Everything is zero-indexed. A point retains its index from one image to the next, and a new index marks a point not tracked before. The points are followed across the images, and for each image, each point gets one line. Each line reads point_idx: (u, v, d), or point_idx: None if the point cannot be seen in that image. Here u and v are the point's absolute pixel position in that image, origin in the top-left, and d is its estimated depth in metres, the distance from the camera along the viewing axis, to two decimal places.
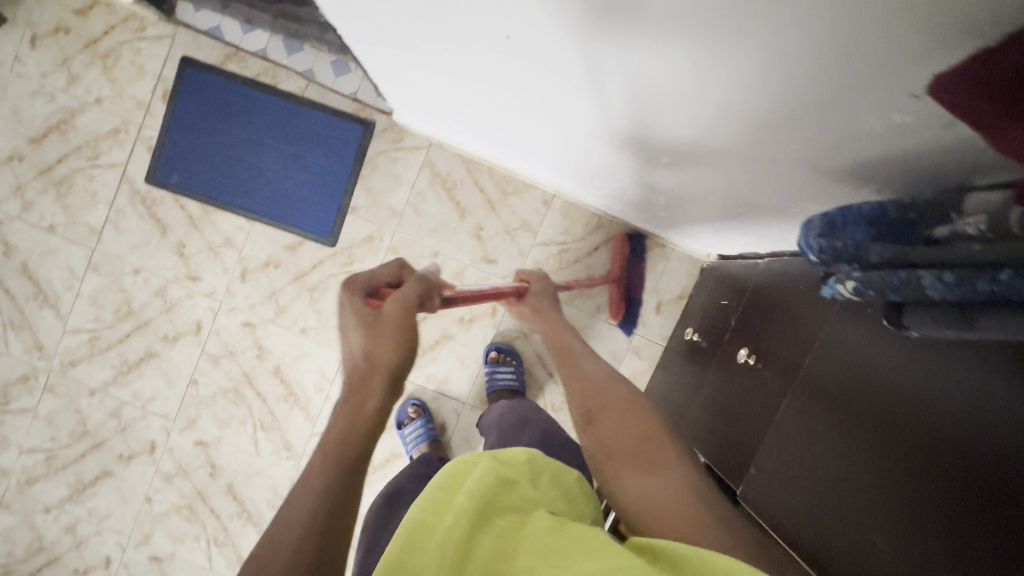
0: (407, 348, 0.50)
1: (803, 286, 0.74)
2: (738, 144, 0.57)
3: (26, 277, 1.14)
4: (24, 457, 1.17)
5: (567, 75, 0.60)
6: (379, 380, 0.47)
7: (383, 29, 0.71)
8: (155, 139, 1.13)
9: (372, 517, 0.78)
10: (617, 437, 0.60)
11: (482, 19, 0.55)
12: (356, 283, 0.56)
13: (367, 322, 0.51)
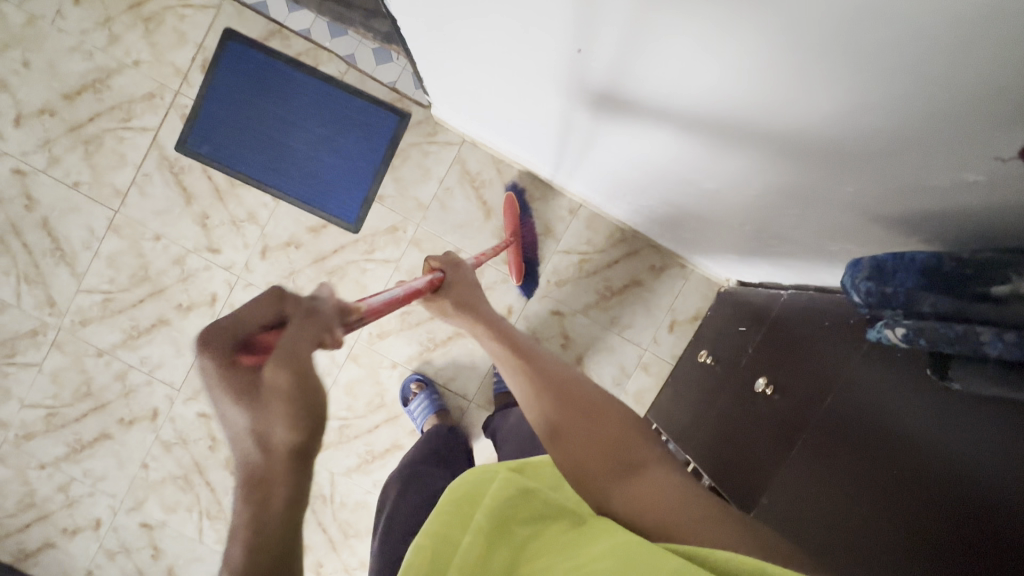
0: (308, 416, 0.33)
1: (826, 321, 0.75)
2: (786, 180, 0.58)
3: (45, 231, 1.14)
4: (25, 411, 1.17)
5: (627, 96, 0.62)
6: (285, 467, 0.32)
7: (448, 28, 0.73)
8: (189, 108, 1.12)
9: (388, 499, 0.77)
10: (590, 448, 0.54)
11: (557, 29, 0.57)
12: (215, 339, 0.36)
13: (245, 397, 0.33)
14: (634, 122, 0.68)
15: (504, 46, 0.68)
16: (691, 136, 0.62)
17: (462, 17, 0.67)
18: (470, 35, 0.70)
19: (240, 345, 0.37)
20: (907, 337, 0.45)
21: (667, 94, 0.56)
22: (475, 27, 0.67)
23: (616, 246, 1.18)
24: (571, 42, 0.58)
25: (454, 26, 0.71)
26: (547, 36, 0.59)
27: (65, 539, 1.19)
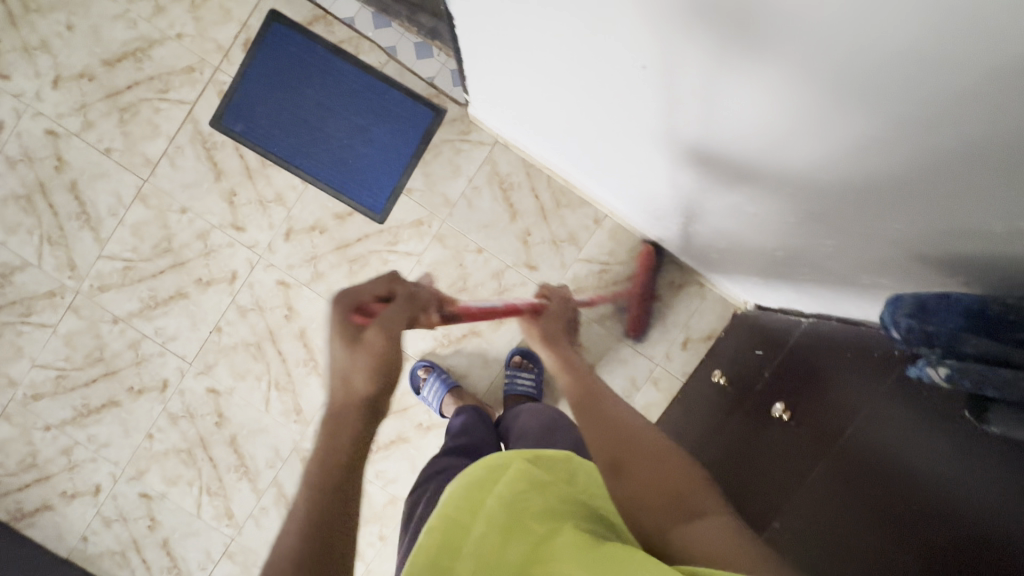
0: (381, 375, 0.52)
1: (848, 352, 0.76)
2: (831, 210, 0.60)
3: (73, 194, 1.14)
4: (35, 371, 1.17)
5: (681, 115, 0.63)
6: (358, 407, 0.50)
7: (507, 32, 0.74)
8: (228, 85, 1.13)
9: (411, 509, 0.83)
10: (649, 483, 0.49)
11: (622, 43, 0.58)
12: (346, 300, 0.57)
13: (351, 340, 0.54)
14: (683, 143, 0.69)
15: (563, 53, 0.69)
16: (743, 159, 0.63)
17: (526, 22, 0.68)
18: (531, 40, 0.71)
19: (357, 309, 0.56)
20: (948, 376, 0.46)
21: (724, 117, 0.57)
22: (539, 33, 0.68)
23: (637, 260, 1.19)
24: (635, 58, 0.59)
25: (516, 30, 0.72)
26: (611, 50, 0.61)
27: (63, 503, 1.19)
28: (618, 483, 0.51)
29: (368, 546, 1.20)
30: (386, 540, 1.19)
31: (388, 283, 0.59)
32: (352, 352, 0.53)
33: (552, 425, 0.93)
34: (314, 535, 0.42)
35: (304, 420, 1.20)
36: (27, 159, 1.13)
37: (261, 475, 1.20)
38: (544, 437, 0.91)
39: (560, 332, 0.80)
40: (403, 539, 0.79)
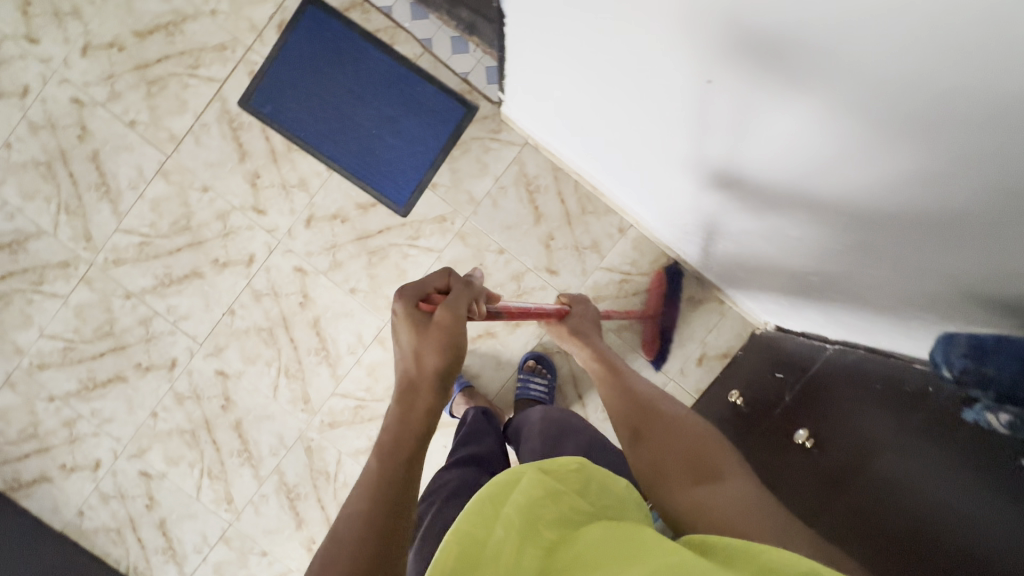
0: (450, 351, 0.54)
1: (877, 385, 0.75)
2: (886, 241, 0.58)
3: (94, 165, 1.13)
4: (43, 341, 1.16)
5: (743, 133, 0.61)
6: (429, 384, 0.53)
7: (561, 34, 0.71)
8: (259, 65, 1.12)
9: (419, 517, 0.84)
10: (666, 454, 0.61)
11: (693, 56, 0.56)
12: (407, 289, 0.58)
13: (418, 324, 0.55)
14: (737, 159, 0.67)
15: (621, 60, 0.66)
16: (801, 183, 0.61)
17: (585, 24, 0.65)
18: (587, 44, 0.68)
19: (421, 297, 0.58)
20: (1010, 424, 0.47)
21: (792, 138, 0.55)
22: (598, 37, 0.65)
23: (659, 272, 1.18)
24: (702, 72, 0.57)
25: (571, 31, 0.69)
26: (677, 62, 0.58)
27: (61, 475, 1.18)
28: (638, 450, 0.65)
29: None
30: None
31: (446, 277, 0.61)
32: (419, 336, 0.54)
33: (561, 434, 0.92)
34: (385, 502, 0.46)
35: (311, 409, 1.19)
36: (50, 126, 1.12)
37: (263, 462, 1.18)
38: (553, 447, 0.89)
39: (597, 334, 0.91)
40: (412, 548, 0.80)
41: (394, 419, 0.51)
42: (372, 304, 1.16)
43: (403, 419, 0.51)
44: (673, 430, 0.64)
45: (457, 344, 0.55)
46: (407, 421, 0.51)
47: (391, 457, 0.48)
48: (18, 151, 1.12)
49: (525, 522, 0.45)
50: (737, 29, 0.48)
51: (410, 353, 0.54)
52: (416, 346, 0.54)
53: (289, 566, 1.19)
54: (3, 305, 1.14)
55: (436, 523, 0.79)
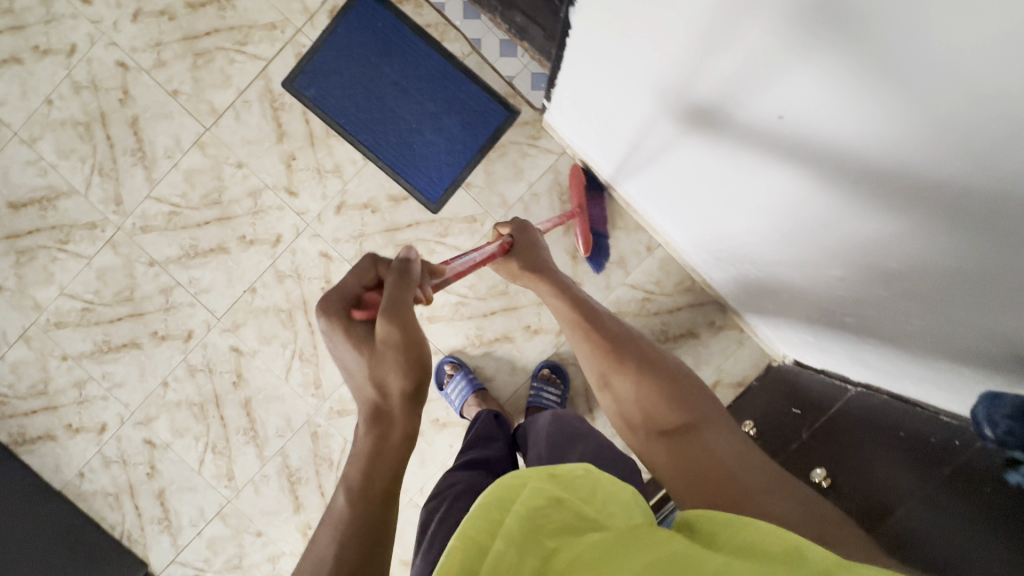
0: (407, 369, 0.59)
1: (900, 432, 0.75)
2: (935, 294, 0.57)
3: (132, 130, 1.13)
4: (63, 300, 1.16)
5: (805, 172, 0.60)
6: (398, 403, 0.59)
7: (631, 47, 0.69)
8: (307, 48, 1.12)
9: (427, 519, 0.84)
10: (647, 408, 0.69)
11: (771, 88, 0.54)
12: (338, 303, 0.64)
13: (362, 344, 0.61)
14: (789, 196, 0.66)
15: (690, 82, 0.65)
16: (854, 227, 0.61)
17: (660, 41, 0.63)
18: (657, 60, 0.67)
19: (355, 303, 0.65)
20: None
21: (859, 185, 0.54)
22: (671, 56, 0.64)
23: (682, 294, 1.18)
24: (776, 107, 0.56)
25: (642, 45, 0.67)
26: (752, 93, 0.57)
27: (66, 435, 1.18)
28: (609, 393, 0.73)
29: None
30: None
31: (373, 270, 0.68)
32: (373, 359, 0.60)
33: (571, 439, 0.91)
34: (359, 531, 0.51)
35: (321, 395, 1.19)
36: (93, 87, 1.12)
37: (269, 443, 1.18)
38: (563, 454, 0.89)
39: (541, 252, 0.90)
40: (419, 550, 0.80)
41: (368, 448, 0.56)
42: None
43: (377, 446, 0.56)
44: (643, 379, 0.71)
45: (411, 352, 0.60)
46: (381, 450, 0.56)
47: (365, 494, 0.53)
48: (58, 108, 1.12)
49: (527, 527, 0.42)
50: (830, 71, 0.46)
51: (368, 372, 0.60)
52: (373, 371, 0.60)
53: (283, 549, 1.19)
54: (27, 260, 1.15)
55: (445, 525, 0.79)
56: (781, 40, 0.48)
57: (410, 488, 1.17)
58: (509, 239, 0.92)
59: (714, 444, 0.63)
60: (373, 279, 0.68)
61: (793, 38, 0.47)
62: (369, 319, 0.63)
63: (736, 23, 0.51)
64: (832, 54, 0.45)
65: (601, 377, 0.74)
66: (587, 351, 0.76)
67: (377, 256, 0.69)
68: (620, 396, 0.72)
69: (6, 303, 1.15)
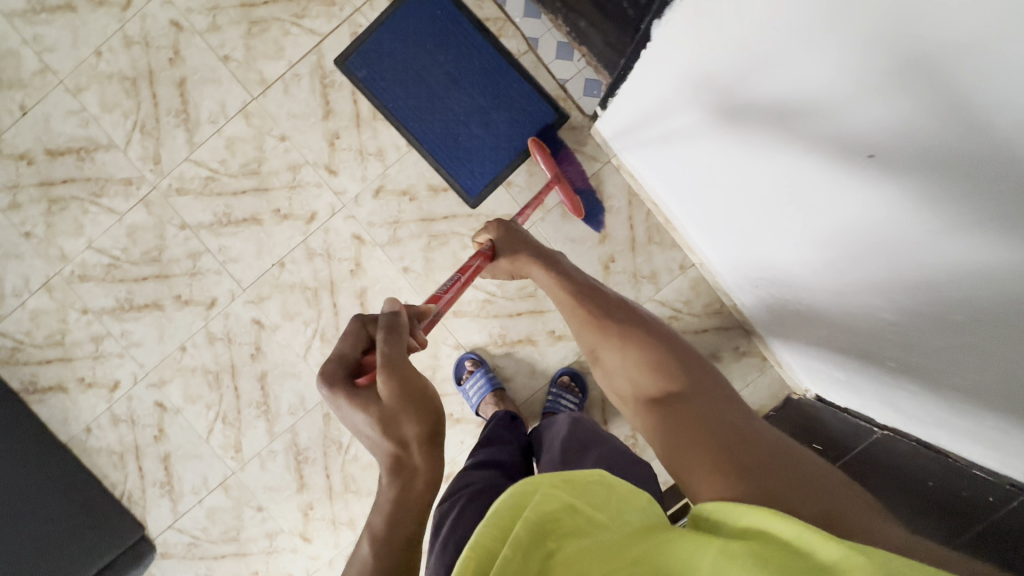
0: (422, 414, 0.61)
1: (930, 481, 0.75)
2: (996, 361, 0.54)
3: (178, 91, 1.12)
4: (90, 253, 1.15)
5: (884, 214, 0.57)
6: (416, 450, 0.60)
7: (718, 60, 0.67)
8: (363, 28, 1.11)
9: (441, 517, 0.83)
10: (635, 375, 0.73)
11: (866, 126, 0.52)
12: (334, 371, 0.63)
13: (369, 402, 0.61)
14: (856, 231, 0.64)
15: (776, 104, 0.62)
16: (918, 273, 0.58)
17: (755, 59, 0.60)
18: (742, 78, 0.64)
19: (352, 368, 0.65)
20: None
21: (943, 238, 0.51)
22: (762, 76, 0.61)
23: (709, 316, 1.17)
24: (866, 143, 0.53)
25: (731, 58, 0.64)
26: (843, 127, 0.55)
27: (78, 388, 1.17)
28: (599, 365, 0.78)
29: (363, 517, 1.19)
30: None
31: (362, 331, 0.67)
32: (381, 421, 0.60)
33: (585, 443, 0.90)
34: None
35: None
36: (144, 44, 1.11)
37: (280, 419, 1.17)
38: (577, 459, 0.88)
39: (528, 244, 0.91)
40: (431, 550, 0.79)
41: (391, 498, 0.58)
42: (422, 287, 1.15)
43: (402, 498, 0.58)
44: (628, 347, 0.74)
45: (415, 400, 0.61)
46: (405, 499, 0.58)
47: (390, 543, 0.54)
48: (107, 61, 1.11)
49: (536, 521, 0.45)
50: (944, 120, 0.43)
51: (378, 431, 0.60)
52: (384, 432, 0.60)
53: (282, 526, 1.19)
54: (58, 209, 1.14)
55: (458, 526, 0.79)
56: (896, 79, 0.46)
57: None
58: (488, 245, 0.93)
59: (702, 410, 0.65)
60: (366, 340, 0.67)
61: (912, 80, 0.44)
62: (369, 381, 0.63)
63: (850, 53, 0.48)
64: (946, 101, 0.42)
65: (591, 350, 0.79)
66: (578, 326, 0.81)
67: (366, 316, 0.69)
68: (611, 367, 0.76)
69: (33, 250, 1.14)
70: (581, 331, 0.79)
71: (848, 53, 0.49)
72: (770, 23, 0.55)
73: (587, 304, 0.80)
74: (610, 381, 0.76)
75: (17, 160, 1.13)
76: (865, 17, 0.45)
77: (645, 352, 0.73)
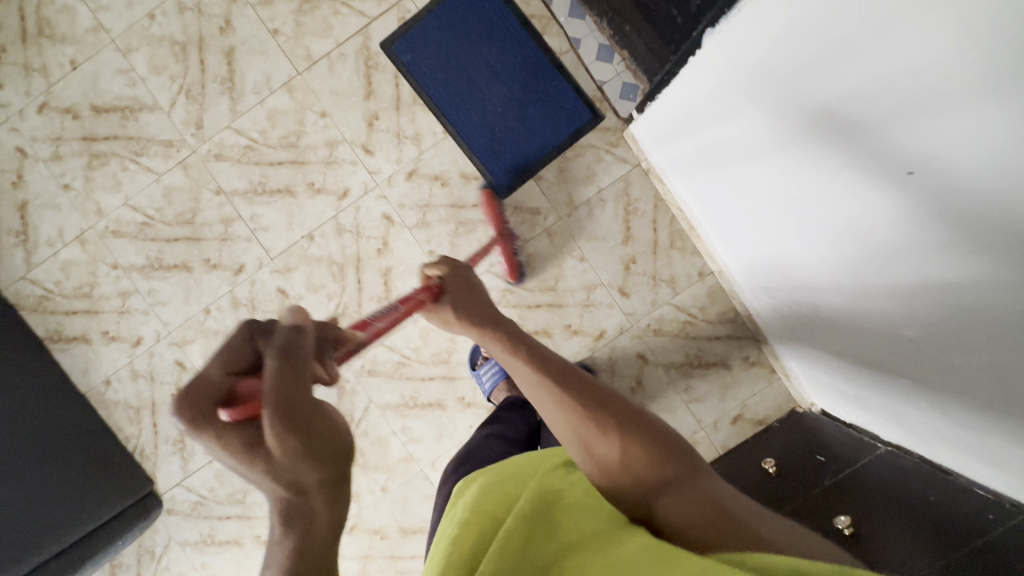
0: (327, 457, 0.45)
1: (931, 496, 0.77)
2: (1010, 380, 0.57)
3: (226, 59, 1.14)
4: (125, 210, 1.17)
5: (916, 231, 0.59)
6: (318, 500, 0.45)
7: (772, 69, 0.68)
8: (411, 15, 1.14)
9: (451, 471, 0.90)
10: (639, 460, 0.64)
11: (911, 144, 0.53)
12: (205, 401, 0.46)
13: (253, 447, 0.44)
14: (886, 247, 0.66)
15: (822, 117, 0.64)
16: (942, 291, 0.61)
17: (809, 71, 0.62)
18: (793, 88, 0.66)
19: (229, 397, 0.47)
20: None
21: (973, 259, 0.54)
22: (814, 89, 0.63)
23: (722, 324, 1.20)
24: (907, 162, 0.55)
25: (785, 68, 0.66)
26: (888, 145, 0.56)
27: (101, 341, 1.20)
28: (592, 451, 0.66)
29: (368, 491, 1.21)
30: (387, 492, 1.21)
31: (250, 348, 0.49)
32: (269, 468, 0.44)
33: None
34: None
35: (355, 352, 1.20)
36: (197, 11, 1.14)
37: None
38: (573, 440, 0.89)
39: (480, 298, 0.82)
40: (437, 501, 0.88)
41: (285, 559, 0.42)
42: None
43: (302, 552, 0.43)
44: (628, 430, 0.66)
45: (312, 444, 0.44)
46: (305, 557, 0.43)
47: None
48: (159, 25, 1.14)
49: (535, 513, 0.57)
50: (987, 146, 0.45)
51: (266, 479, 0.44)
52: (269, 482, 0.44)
53: None
54: (98, 164, 1.16)
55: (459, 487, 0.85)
56: (945, 103, 0.48)
57: (423, 459, 1.20)
58: (436, 282, 0.84)
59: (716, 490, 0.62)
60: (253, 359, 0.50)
61: (961, 106, 0.46)
62: (248, 419, 0.45)
63: (905, 74, 0.50)
64: (992, 129, 0.44)
65: (582, 435, 0.67)
66: (565, 404, 0.69)
67: (256, 324, 0.51)
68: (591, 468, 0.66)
69: (70, 203, 1.17)
70: (570, 411, 0.68)
71: (903, 74, 0.50)
72: (828, 37, 0.57)
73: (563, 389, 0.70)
74: (605, 468, 0.65)
75: (63, 113, 1.16)
76: (926, 39, 0.46)
77: (644, 437, 0.66)
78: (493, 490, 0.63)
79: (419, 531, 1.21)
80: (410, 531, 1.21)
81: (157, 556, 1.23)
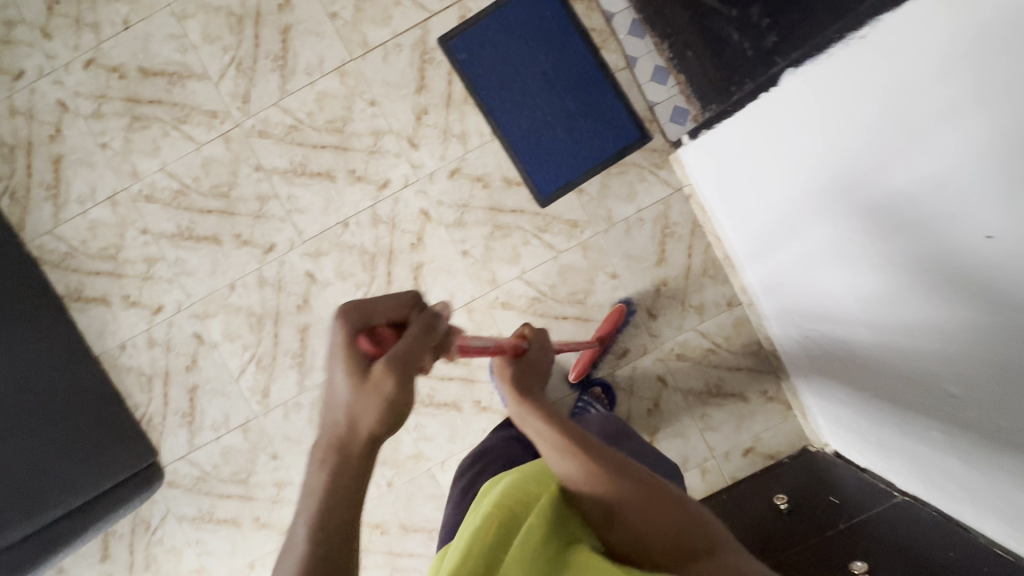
0: (388, 420, 0.51)
1: (953, 552, 0.75)
2: None
3: (281, 37, 1.13)
4: (161, 176, 1.16)
5: (979, 297, 0.57)
6: (360, 445, 0.51)
7: (858, 108, 0.66)
8: (471, 14, 1.13)
9: (465, 467, 0.90)
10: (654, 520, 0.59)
11: (991, 207, 0.51)
12: (350, 320, 0.52)
13: (358, 373, 0.50)
14: (946, 303, 0.64)
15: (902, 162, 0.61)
16: (995, 360, 0.59)
17: (898, 124, 0.60)
18: (877, 140, 0.64)
19: (365, 330, 0.52)
20: None
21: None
22: (902, 135, 0.60)
23: (745, 355, 1.21)
24: (982, 226, 0.53)
25: (872, 107, 0.64)
26: (966, 208, 0.54)
27: (121, 305, 1.18)
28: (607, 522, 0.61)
29: (373, 484, 1.20)
30: (393, 487, 1.20)
31: (407, 308, 0.54)
32: (360, 389, 0.50)
33: (615, 439, 0.89)
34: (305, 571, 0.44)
35: None
36: None
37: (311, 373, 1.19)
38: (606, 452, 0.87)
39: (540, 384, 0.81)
40: (449, 496, 0.87)
41: (322, 482, 0.49)
42: (477, 273, 1.18)
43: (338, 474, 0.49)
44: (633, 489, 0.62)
45: (401, 409, 0.51)
46: (337, 483, 0.49)
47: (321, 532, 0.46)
48: None
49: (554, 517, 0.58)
50: None
51: (344, 401, 0.50)
52: (354, 402, 0.50)
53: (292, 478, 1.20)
54: (139, 127, 1.15)
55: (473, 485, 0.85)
56: None
57: (433, 459, 1.19)
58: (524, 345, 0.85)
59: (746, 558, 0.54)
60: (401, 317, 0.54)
61: None
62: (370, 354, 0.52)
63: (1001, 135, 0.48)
64: None
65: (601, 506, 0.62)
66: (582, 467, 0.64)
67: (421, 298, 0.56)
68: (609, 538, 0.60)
69: (106, 162, 1.16)
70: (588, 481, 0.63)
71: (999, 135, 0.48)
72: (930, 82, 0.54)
73: (589, 455, 0.63)
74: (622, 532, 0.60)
75: (109, 71, 1.14)
76: None
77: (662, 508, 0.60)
78: (513, 486, 0.63)
79: (421, 530, 1.20)
80: (411, 529, 1.20)
81: (151, 527, 1.21)
